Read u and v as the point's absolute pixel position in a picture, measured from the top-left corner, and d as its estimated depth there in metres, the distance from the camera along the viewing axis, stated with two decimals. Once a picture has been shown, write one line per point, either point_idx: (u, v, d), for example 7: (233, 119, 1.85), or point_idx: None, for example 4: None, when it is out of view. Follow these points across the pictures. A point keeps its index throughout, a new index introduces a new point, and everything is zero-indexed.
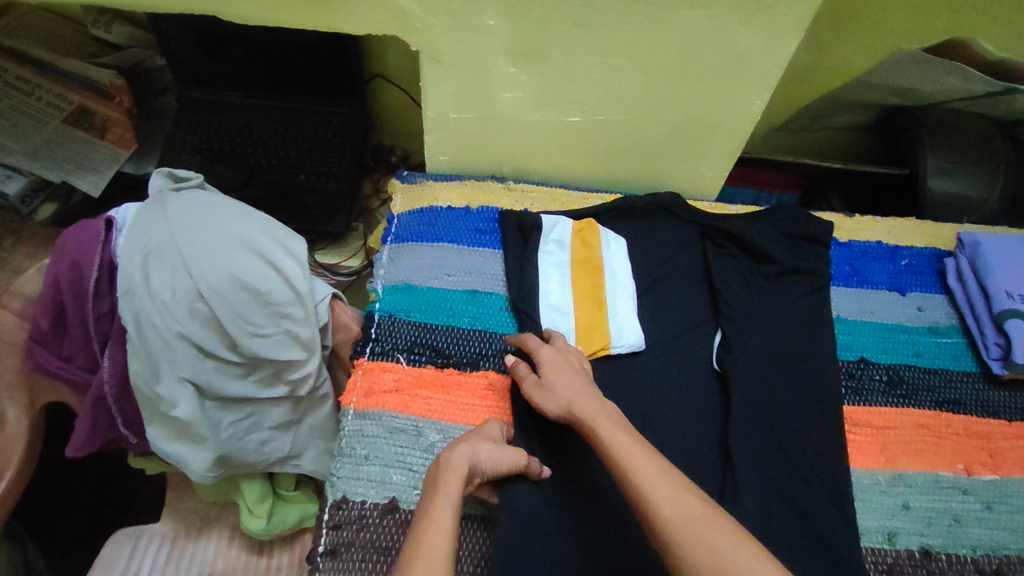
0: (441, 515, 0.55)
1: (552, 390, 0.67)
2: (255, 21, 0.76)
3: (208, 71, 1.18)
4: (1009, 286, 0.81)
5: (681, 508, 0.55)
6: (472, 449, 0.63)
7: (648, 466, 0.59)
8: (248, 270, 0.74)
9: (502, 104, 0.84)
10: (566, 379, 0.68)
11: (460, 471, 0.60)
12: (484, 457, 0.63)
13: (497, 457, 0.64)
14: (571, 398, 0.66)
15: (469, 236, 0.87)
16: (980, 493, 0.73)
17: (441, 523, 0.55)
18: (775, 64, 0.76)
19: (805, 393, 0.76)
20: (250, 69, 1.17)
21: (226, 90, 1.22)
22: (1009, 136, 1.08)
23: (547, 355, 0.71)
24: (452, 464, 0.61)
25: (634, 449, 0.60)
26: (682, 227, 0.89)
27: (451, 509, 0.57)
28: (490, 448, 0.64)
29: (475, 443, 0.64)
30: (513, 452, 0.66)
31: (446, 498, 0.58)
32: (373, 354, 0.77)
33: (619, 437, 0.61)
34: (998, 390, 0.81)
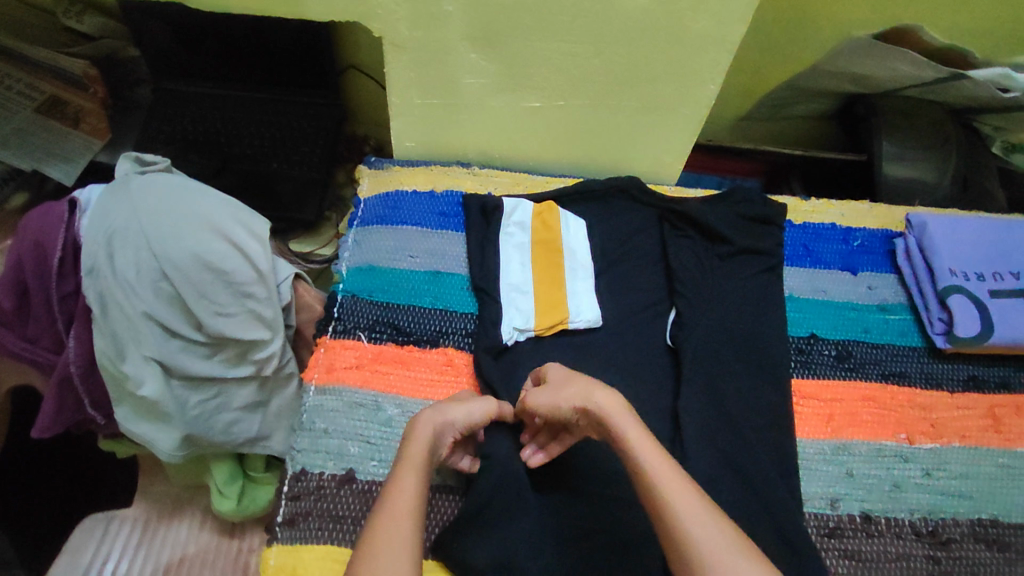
0: (404, 479, 0.57)
1: (557, 390, 0.65)
2: (219, 7, 0.77)
3: (180, 61, 1.18)
4: (952, 263, 0.84)
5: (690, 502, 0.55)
6: (439, 415, 0.64)
7: (655, 455, 0.58)
8: (211, 250, 0.76)
9: (465, 89, 0.85)
10: (572, 382, 0.66)
11: (426, 437, 0.61)
12: (453, 416, 0.65)
13: (467, 417, 0.66)
14: (582, 395, 0.64)
15: (432, 219, 0.89)
16: (921, 460, 0.76)
17: (406, 487, 0.56)
18: (726, 49, 0.78)
19: (756, 367, 0.79)
20: (225, 59, 1.17)
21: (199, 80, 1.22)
22: (962, 122, 1.11)
23: (553, 371, 0.70)
24: (418, 430, 0.62)
25: (644, 438, 0.60)
26: (641, 210, 0.91)
27: (417, 473, 0.58)
28: (460, 411, 0.66)
29: (442, 408, 0.65)
30: (484, 402, 0.68)
31: (412, 463, 0.59)
32: (335, 333, 0.79)
33: (631, 424, 0.61)
34: (942, 363, 0.83)
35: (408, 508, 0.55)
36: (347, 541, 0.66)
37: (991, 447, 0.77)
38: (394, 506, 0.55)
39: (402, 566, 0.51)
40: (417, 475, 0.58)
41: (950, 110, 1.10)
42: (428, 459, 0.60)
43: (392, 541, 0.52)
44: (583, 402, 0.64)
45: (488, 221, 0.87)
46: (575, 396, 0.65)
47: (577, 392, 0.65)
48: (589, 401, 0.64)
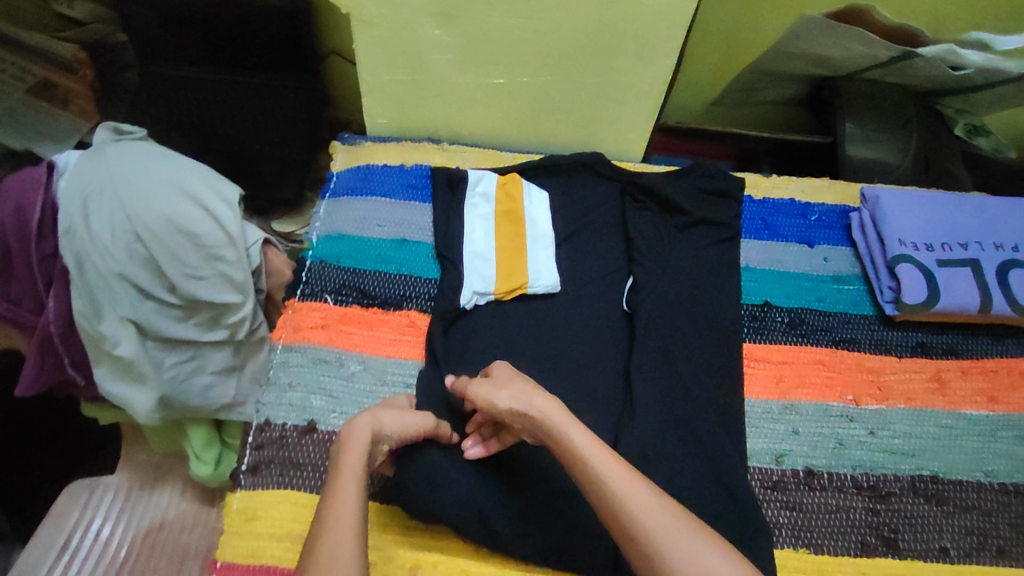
0: (341, 495, 0.55)
1: (496, 389, 0.65)
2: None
3: (166, 44, 1.18)
4: (902, 234, 0.86)
5: (642, 496, 0.56)
6: (373, 420, 0.62)
7: (602, 456, 0.59)
8: (182, 214, 0.80)
9: (432, 65, 0.89)
10: (512, 386, 0.65)
11: (362, 445, 0.59)
12: (387, 423, 0.63)
13: (404, 428, 0.64)
14: (519, 401, 0.63)
15: (401, 191, 0.93)
16: (866, 420, 0.78)
17: (343, 504, 0.55)
18: (678, 24, 0.82)
19: (709, 331, 0.81)
20: (207, 43, 1.18)
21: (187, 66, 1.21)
22: (924, 105, 1.13)
23: (496, 371, 0.69)
24: (352, 436, 0.60)
25: (586, 439, 0.60)
26: (604, 183, 0.94)
27: (353, 486, 0.56)
28: (396, 417, 0.64)
29: (376, 413, 0.63)
30: (421, 417, 0.66)
31: (348, 475, 0.57)
32: (303, 296, 0.82)
33: (572, 427, 0.61)
34: (892, 330, 0.86)
35: (347, 526, 0.53)
36: (306, 486, 0.69)
37: (935, 408, 0.79)
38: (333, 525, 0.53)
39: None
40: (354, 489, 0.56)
41: (913, 93, 1.13)
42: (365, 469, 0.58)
43: (332, 564, 0.50)
44: (521, 407, 0.63)
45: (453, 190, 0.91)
46: (513, 398, 0.64)
47: (515, 395, 0.64)
48: (530, 406, 0.63)
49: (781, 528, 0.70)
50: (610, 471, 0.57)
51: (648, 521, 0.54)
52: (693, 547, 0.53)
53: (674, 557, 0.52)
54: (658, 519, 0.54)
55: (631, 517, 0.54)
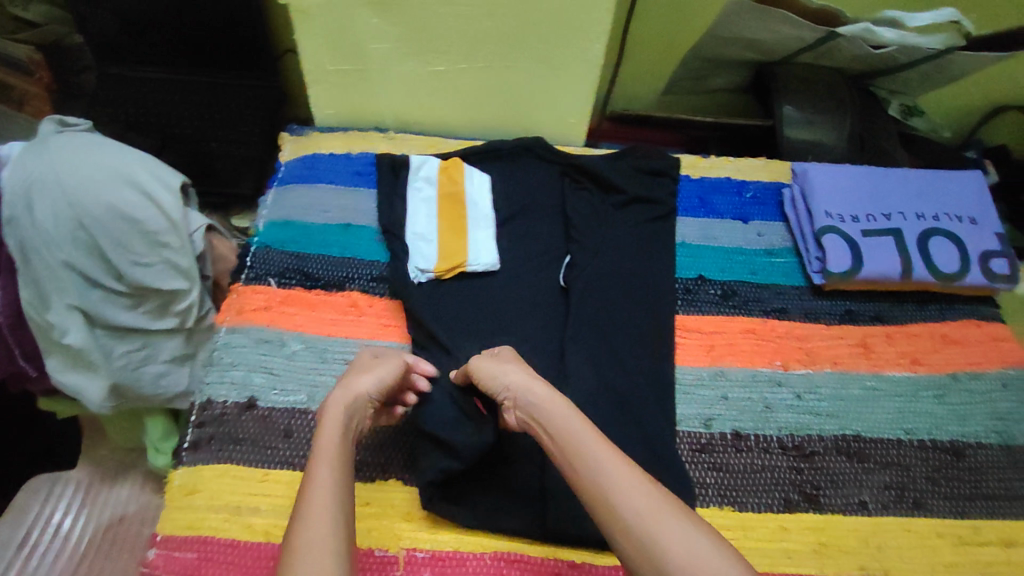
0: (318, 469, 0.55)
1: (502, 362, 0.68)
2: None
3: (126, 47, 1.21)
4: (828, 207, 0.90)
5: (626, 479, 0.54)
6: (346, 394, 0.64)
7: (597, 441, 0.57)
8: (126, 201, 0.81)
9: (372, 55, 0.91)
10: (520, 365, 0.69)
11: (337, 422, 0.61)
12: (361, 387, 0.65)
13: (381, 382, 0.66)
14: (516, 372, 0.67)
15: (347, 178, 0.95)
16: (793, 384, 0.81)
17: (322, 477, 0.55)
18: (604, 9, 0.85)
19: (641, 303, 0.85)
20: (175, 45, 1.21)
21: (147, 67, 1.25)
22: (859, 87, 1.18)
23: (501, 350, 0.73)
24: (327, 420, 0.61)
25: (579, 424, 0.60)
26: (545, 166, 0.97)
27: (332, 460, 0.57)
28: (369, 379, 0.66)
29: (348, 385, 0.65)
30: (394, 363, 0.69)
31: (324, 453, 0.57)
32: (248, 280, 0.84)
33: (565, 413, 0.61)
34: (821, 299, 0.89)
35: (325, 501, 0.53)
36: (245, 460, 0.70)
37: (859, 371, 0.82)
38: (312, 499, 0.53)
39: (327, 557, 0.48)
40: (334, 462, 0.56)
41: (848, 76, 1.17)
42: (342, 443, 0.59)
43: (317, 533, 0.50)
44: (523, 387, 0.65)
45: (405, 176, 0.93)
46: (517, 376, 0.66)
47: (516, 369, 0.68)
48: (529, 390, 0.64)
49: (707, 488, 0.73)
50: (604, 456, 0.56)
51: (638, 505, 0.52)
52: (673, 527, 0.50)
53: (659, 538, 0.50)
54: (639, 501, 0.52)
55: (616, 499, 0.53)
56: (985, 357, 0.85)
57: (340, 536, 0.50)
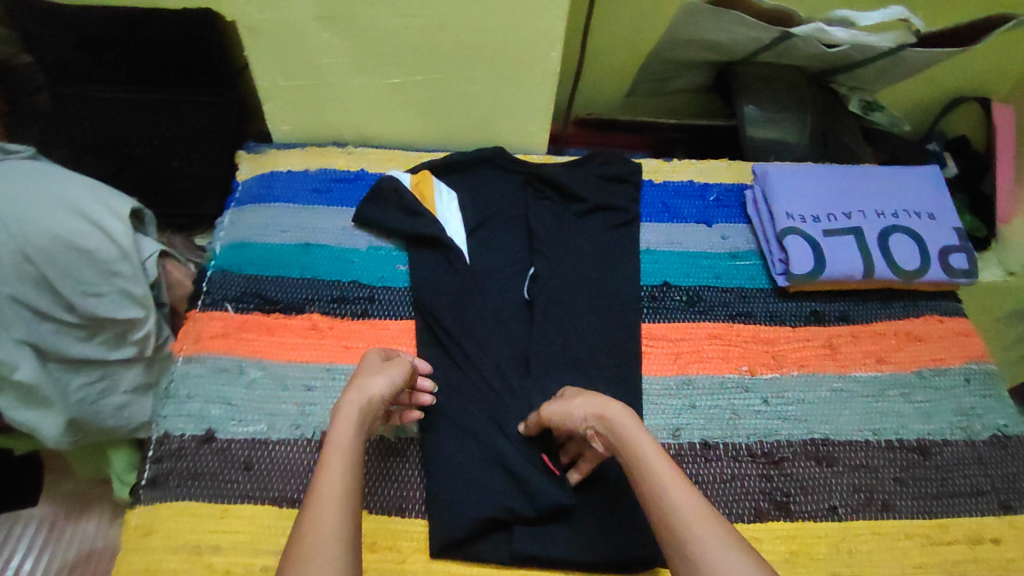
0: (331, 466, 0.57)
1: (570, 401, 0.67)
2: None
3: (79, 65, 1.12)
4: (789, 208, 0.90)
5: (696, 505, 0.53)
6: (360, 395, 0.64)
7: (671, 471, 0.56)
8: (71, 230, 0.78)
9: (325, 69, 0.90)
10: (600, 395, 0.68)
11: (350, 420, 0.62)
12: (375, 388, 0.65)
13: (392, 384, 0.65)
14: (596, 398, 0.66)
15: (306, 196, 0.93)
16: (760, 389, 0.81)
17: (335, 473, 0.57)
18: (557, 16, 0.84)
19: (608, 312, 0.84)
20: (130, 62, 1.12)
21: (100, 84, 1.15)
22: (821, 84, 1.18)
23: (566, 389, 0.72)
24: (341, 415, 0.62)
25: (651, 444, 0.58)
26: (507, 176, 0.96)
27: (343, 457, 0.59)
28: (381, 381, 0.66)
29: (363, 387, 0.65)
30: (402, 365, 0.68)
31: (337, 449, 0.59)
32: (204, 305, 0.82)
33: (639, 433, 0.60)
34: (785, 301, 0.89)
35: (336, 500, 0.55)
36: (204, 496, 0.68)
37: (825, 373, 0.83)
38: (323, 495, 0.55)
39: (334, 554, 0.51)
40: (345, 459, 0.59)
41: (809, 74, 1.17)
42: (355, 441, 0.60)
43: (326, 531, 0.52)
44: (596, 411, 0.64)
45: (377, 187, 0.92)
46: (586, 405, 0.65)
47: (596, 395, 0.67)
48: (603, 414, 0.63)
49: None
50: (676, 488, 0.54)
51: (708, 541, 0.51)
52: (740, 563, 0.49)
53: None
54: (708, 537, 0.51)
55: (686, 533, 0.52)
56: (949, 352, 0.86)
57: (347, 532, 0.53)
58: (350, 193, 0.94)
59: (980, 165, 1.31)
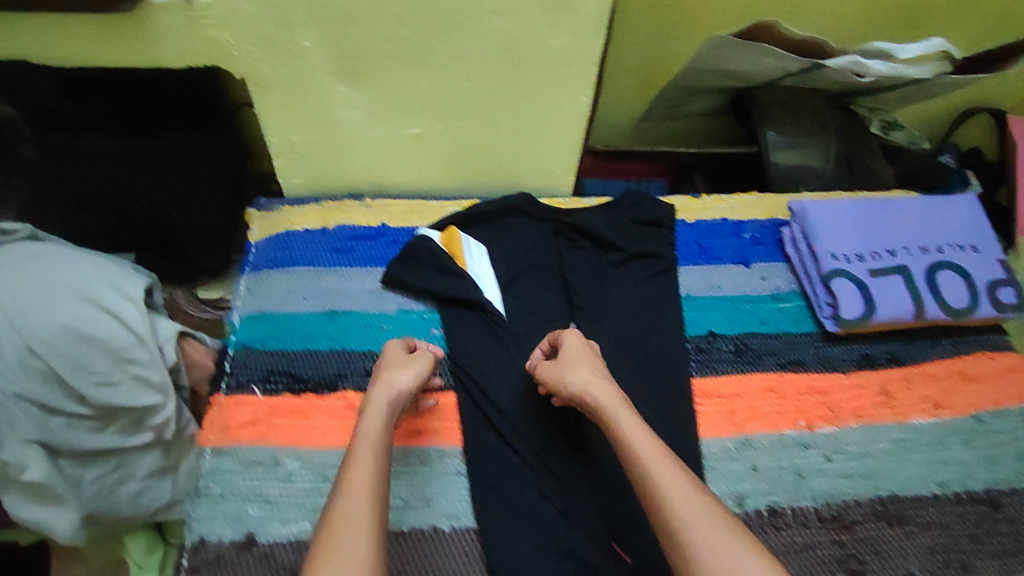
0: (362, 452, 0.58)
1: (562, 369, 0.68)
2: (75, 57, 0.74)
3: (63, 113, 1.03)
4: (833, 247, 0.87)
5: (677, 485, 0.55)
6: (388, 386, 0.66)
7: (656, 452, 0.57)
8: (79, 318, 0.71)
9: (341, 122, 0.83)
10: (594, 364, 0.69)
11: (380, 412, 0.63)
12: (401, 382, 0.67)
13: (419, 378, 0.68)
14: (587, 376, 0.66)
15: (326, 257, 0.87)
16: (820, 445, 0.79)
17: (364, 459, 0.58)
18: (590, 63, 0.79)
19: (655, 371, 0.81)
20: (118, 108, 1.05)
21: (88, 133, 1.06)
22: (839, 106, 1.13)
23: (571, 339, 0.72)
24: (370, 405, 0.64)
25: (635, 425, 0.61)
26: (536, 224, 0.92)
27: (373, 445, 0.60)
28: (407, 375, 0.68)
29: (390, 379, 0.67)
30: (426, 358, 0.71)
31: (367, 439, 0.61)
32: (229, 389, 0.76)
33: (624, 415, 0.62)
34: (835, 345, 0.87)
35: (365, 482, 0.56)
36: None
37: (884, 424, 0.81)
38: (352, 480, 0.56)
39: (363, 538, 0.52)
40: (375, 448, 0.60)
41: (828, 96, 1.13)
42: (383, 432, 0.62)
43: (354, 514, 0.53)
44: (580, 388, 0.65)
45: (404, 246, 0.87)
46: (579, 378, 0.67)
47: (587, 370, 0.67)
48: (586, 393, 0.65)
49: None
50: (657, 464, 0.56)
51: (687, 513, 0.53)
52: (730, 543, 0.51)
53: (707, 547, 0.51)
54: (690, 509, 0.53)
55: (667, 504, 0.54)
56: (1004, 391, 0.84)
57: (375, 518, 0.54)
58: (373, 252, 0.89)
59: (995, 176, 1.30)
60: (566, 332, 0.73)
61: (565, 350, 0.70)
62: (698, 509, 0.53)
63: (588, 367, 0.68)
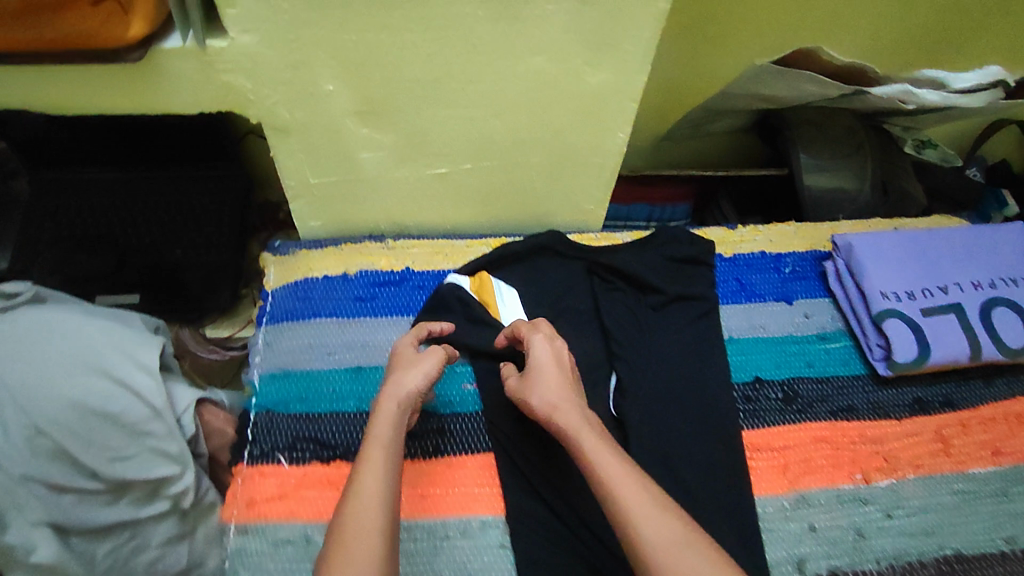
0: (371, 459, 0.59)
1: (529, 385, 0.68)
2: (75, 107, 0.68)
3: (57, 145, 0.99)
4: (883, 286, 0.83)
5: (641, 507, 0.56)
6: (398, 389, 0.66)
7: (622, 472, 0.58)
8: (88, 387, 0.65)
9: (362, 164, 0.77)
10: (564, 378, 0.68)
11: (390, 418, 0.63)
12: (409, 382, 0.67)
13: (428, 378, 0.67)
14: (553, 396, 0.66)
15: (349, 307, 0.83)
16: (880, 501, 0.75)
17: (374, 468, 0.59)
18: (632, 100, 0.73)
19: (703, 424, 0.77)
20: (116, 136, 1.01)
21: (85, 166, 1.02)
22: (873, 125, 1.09)
23: (541, 349, 0.70)
24: (379, 410, 0.64)
25: (600, 445, 0.61)
26: (569, 265, 0.87)
27: (385, 450, 0.61)
28: (416, 375, 0.67)
29: (399, 382, 0.67)
30: (436, 353, 0.70)
31: (378, 444, 0.61)
32: (253, 458, 0.72)
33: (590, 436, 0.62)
34: (887, 389, 0.83)
35: (375, 492, 0.57)
36: None
37: (943, 474, 0.77)
38: (360, 488, 0.57)
39: (375, 546, 0.54)
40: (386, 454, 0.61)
41: (861, 114, 1.08)
42: (394, 435, 0.62)
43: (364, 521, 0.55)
44: (546, 407, 0.65)
45: (432, 294, 0.83)
46: (548, 392, 0.67)
47: (556, 387, 0.67)
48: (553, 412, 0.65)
49: None
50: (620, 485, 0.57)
51: (651, 536, 0.54)
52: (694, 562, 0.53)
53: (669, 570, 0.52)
54: (657, 532, 0.54)
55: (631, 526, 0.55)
56: None
57: (384, 525, 0.56)
58: (398, 299, 0.84)
59: None
60: (535, 338, 0.72)
61: (535, 361, 0.69)
62: (665, 535, 0.54)
63: (557, 383, 0.68)
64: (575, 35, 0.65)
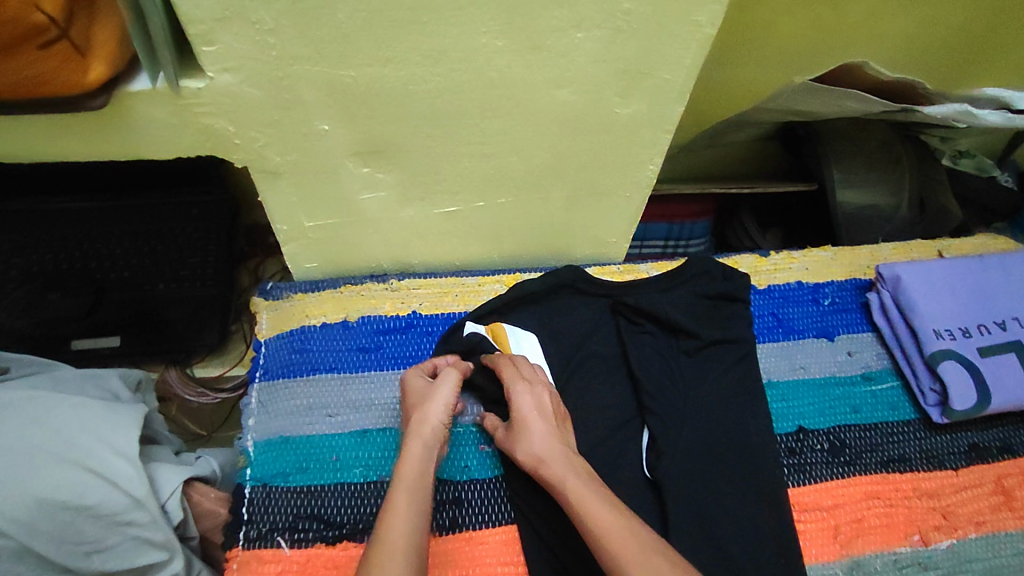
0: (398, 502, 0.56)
1: (516, 437, 0.64)
2: (34, 156, 0.59)
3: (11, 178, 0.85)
4: (935, 324, 0.76)
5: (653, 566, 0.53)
6: (423, 424, 0.62)
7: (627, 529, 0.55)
8: (53, 476, 0.57)
9: (363, 206, 0.69)
10: (550, 427, 0.64)
11: (418, 456, 0.60)
12: (434, 414, 0.63)
13: (451, 409, 0.64)
14: (543, 448, 0.62)
15: (352, 359, 0.75)
16: (940, 565, 0.69)
17: (401, 509, 0.56)
18: (665, 131, 0.65)
19: (748, 484, 0.70)
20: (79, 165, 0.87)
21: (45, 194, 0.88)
22: (909, 135, 1.01)
23: (520, 401, 0.65)
24: (407, 449, 0.61)
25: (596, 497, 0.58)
26: (591, 304, 0.79)
27: (411, 492, 0.57)
28: (439, 408, 0.64)
29: (423, 416, 0.63)
30: (453, 377, 0.67)
31: (406, 484, 0.58)
32: (249, 541, 0.64)
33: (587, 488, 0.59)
34: (940, 435, 0.76)
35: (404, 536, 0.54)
36: None
37: (1007, 531, 0.71)
38: (388, 530, 0.54)
39: None
40: (412, 494, 0.57)
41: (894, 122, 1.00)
42: (422, 473, 0.59)
43: (393, 570, 0.51)
44: (536, 456, 0.62)
45: (442, 343, 0.75)
46: (540, 440, 0.63)
47: (542, 436, 0.63)
48: (541, 462, 0.62)
49: None
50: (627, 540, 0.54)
51: None
52: None
53: None
54: None
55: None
56: None
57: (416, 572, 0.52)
58: (405, 349, 0.76)
59: None
60: (514, 387, 0.66)
61: (515, 415, 0.65)
62: None
63: (542, 433, 0.64)
64: (606, 65, 0.57)
